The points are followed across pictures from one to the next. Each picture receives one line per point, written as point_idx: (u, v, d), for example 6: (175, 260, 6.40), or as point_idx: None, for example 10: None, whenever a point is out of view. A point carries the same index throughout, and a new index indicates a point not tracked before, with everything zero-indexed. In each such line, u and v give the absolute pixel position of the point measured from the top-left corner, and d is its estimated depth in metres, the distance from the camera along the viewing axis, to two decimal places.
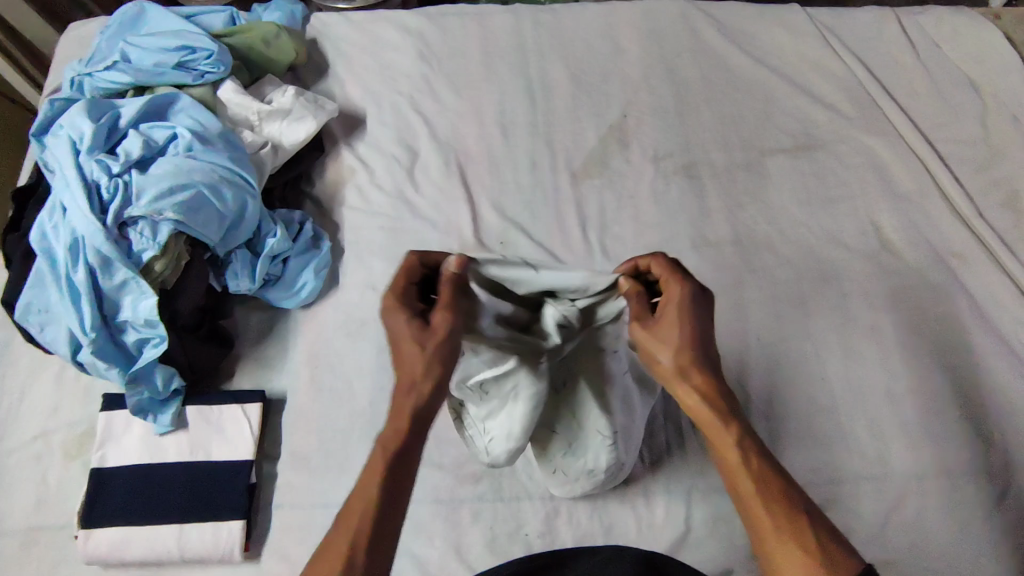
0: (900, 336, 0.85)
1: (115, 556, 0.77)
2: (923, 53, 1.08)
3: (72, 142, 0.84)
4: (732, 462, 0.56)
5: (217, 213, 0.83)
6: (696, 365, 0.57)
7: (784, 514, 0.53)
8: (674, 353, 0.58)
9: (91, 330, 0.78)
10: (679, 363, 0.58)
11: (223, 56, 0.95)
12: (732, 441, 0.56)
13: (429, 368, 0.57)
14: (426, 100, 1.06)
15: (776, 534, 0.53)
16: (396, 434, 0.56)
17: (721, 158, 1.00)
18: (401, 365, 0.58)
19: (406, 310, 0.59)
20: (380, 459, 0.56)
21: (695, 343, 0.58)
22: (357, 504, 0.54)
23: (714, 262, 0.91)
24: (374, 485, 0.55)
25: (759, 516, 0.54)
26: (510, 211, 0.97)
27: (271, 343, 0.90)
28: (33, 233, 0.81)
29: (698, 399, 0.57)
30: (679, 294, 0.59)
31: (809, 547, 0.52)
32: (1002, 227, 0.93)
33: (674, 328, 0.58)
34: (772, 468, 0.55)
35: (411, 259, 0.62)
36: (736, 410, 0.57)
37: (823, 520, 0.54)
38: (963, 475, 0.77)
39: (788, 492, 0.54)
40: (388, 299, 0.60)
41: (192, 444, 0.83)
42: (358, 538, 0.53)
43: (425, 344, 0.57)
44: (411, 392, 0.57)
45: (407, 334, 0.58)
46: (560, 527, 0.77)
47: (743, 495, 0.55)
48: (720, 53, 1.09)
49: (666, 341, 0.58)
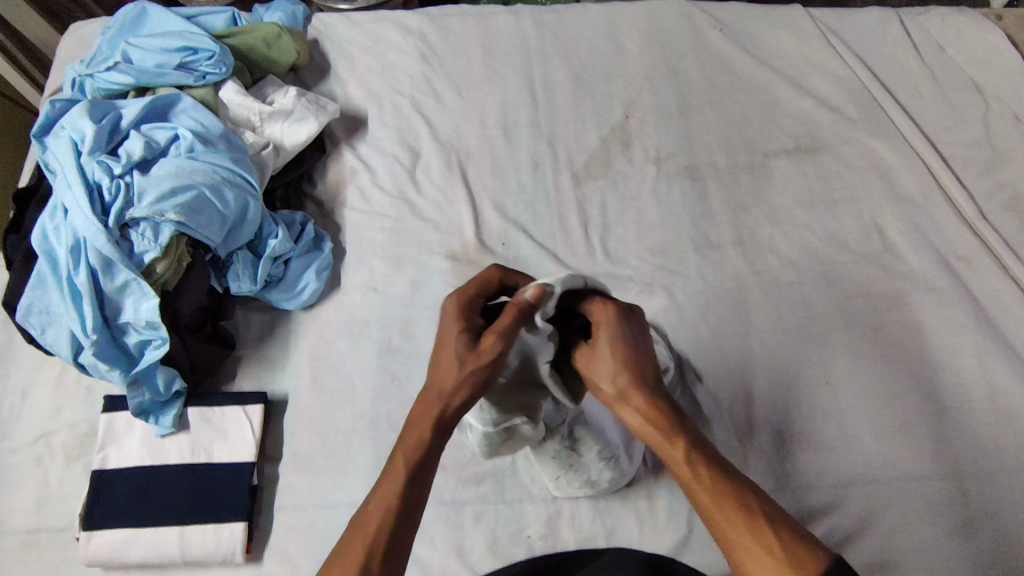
0: (903, 338, 0.85)
1: (117, 557, 0.77)
2: (925, 54, 1.07)
3: (74, 144, 0.83)
4: (685, 478, 0.55)
5: (219, 214, 0.83)
6: (634, 384, 0.57)
7: (744, 523, 0.52)
8: (612, 377, 0.58)
9: (93, 331, 0.78)
10: (620, 386, 0.58)
11: (225, 57, 0.95)
12: (681, 457, 0.55)
13: (462, 382, 0.55)
14: (427, 101, 1.06)
15: (744, 548, 0.52)
16: (419, 443, 0.56)
17: (724, 159, 1.00)
18: (436, 371, 0.57)
19: (462, 321, 0.58)
20: (400, 465, 0.55)
21: (628, 362, 0.58)
22: (376, 513, 0.54)
23: (716, 264, 0.91)
24: (393, 493, 0.55)
25: (725, 532, 0.53)
26: (512, 212, 0.97)
27: (273, 345, 0.90)
28: (35, 235, 0.81)
29: (643, 419, 0.57)
30: (603, 318, 0.59)
31: (773, 550, 0.51)
32: (1005, 228, 0.93)
33: (605, 353, 0.58)
34: (727, 478, 0.54)
35: (491, 273, 0.61)
36: (682, 423, 0.56)
37: (788, 521, 0.53)
38: (965, 477, 0.76)
39: (745, 500, 0.53)
40: (452, 303, 0.59)
41: (193, 445, 0.83)
42: (374, 546, 0.53)
43: (465, 361, 0.55)
44: (439, 401, 0.56)
45: (453, 344, 0.57)
46: (562, 530, 0.77)
47: (704, 512, 0.54)
48: (723, 53, 1.08)
49: (600, 368, 0.58)
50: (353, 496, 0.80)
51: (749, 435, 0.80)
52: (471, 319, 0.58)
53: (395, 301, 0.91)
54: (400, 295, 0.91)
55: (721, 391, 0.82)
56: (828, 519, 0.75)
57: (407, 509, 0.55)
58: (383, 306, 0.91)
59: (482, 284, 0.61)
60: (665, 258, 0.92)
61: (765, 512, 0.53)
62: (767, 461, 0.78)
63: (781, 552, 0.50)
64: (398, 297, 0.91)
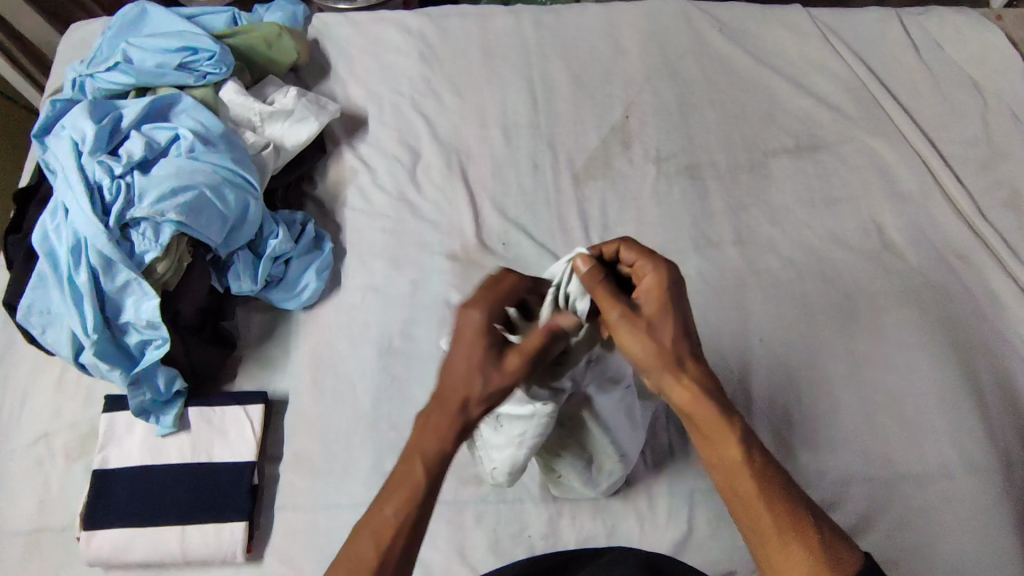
0: (902, 337, 0.85)
1: (118, 557, 0.77)
2: (925, 53, 1.07)
3: (74, 144, 0.83)
4: (733, 460, 0.55)
5: (219, 214, 0.83)
6: (692, 357, 0.57)
7: (787, 513, 0.53)
8: (672, 342, 0.57)
9: (94, 331, 0.78)
10: (677, 352, 0.57)
11: (225, 57, 0.95)
12: (733, 438, 0.55)
13: (486, 401, 0.55)
14: (427, 101, 1.06)
15: (778, 538, 0.53)
16: (439, 450, 0.55)
17: (724, 159, 1.00)
18: (456, 384, 0.55)
19: (487, 335, 0.56)
20: (416, 469, 0.55)
21: (686, 330, 0.58)
22: (390, 517, 0.54)
23: (716, 264, 0.91)
24: (410, 498, 0.54)
25: (763, 519, 0.53)
26: (512, 212, 0.97)
27: (273, 344, 0.90)
28: (35, 235, 0.81)
29: (694, 392, 0.56)
30: (657, 281, 0.58)
31: (812, 547, 0.52)
32: (1004, 227, 0.93)
33: (664, 317, 0.57)
34: (772, 465, 0.55)
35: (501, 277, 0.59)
36: (734, 406, 0.56)
37: (827, 520, 0.54)
38: (964, 476, 0.77)
39: (790, 491, 0.54)
40: (474, 315, 0.56)
41: (194, 445, 0.83)
42: (389, 549, 0.53)
43: (491, 379, 0.55)
44: (460, 411, 0.55)
45: (476, 356, 0.55)
46: (563, 529, 0.77)
47: (745, 495, 0.54)
48: (722, 53, 1.08)
49: (660, 330, 0.57)
50: (354, 496, 0.80)
51: None
52: (494, 329, 0.57)
53: (395, 301, 0.91)
54: (400, 295, 0.91)
55: None
56: None
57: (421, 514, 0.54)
58: (383, 306, 0.91)
59: (506, 288, 0.59)
60: (664, 258, 0.92)
61: (807, 505, 0.54)
62: None
63: (819, 544, 0.52)
64: (398, 297, 0.91)
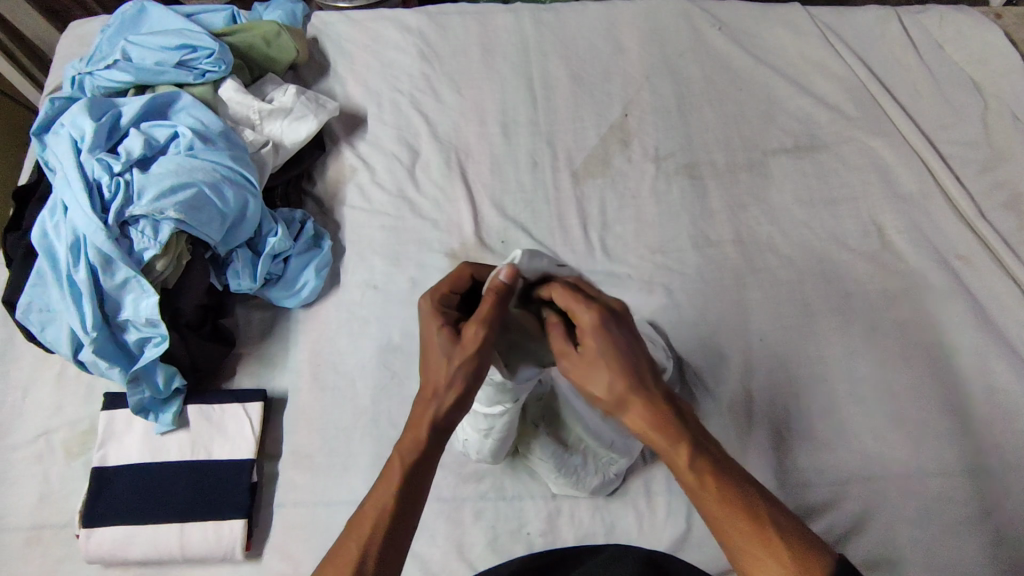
0: (900, 336, 0.85)
1: (117, 554, 0.77)
2: (924, 53, 1.07)
3: (74, 142, 0.84)
4: (692, 484, 0.55)
5: (218, 212, 0.83)
6: (635, 390, 0.56)
7: (753, 532, 0.53)
8: (608, 387, 0.56)
9: (93, 329, 0.78)
10: (618, 395, 0.56)
11: (225, 55, 0.95)
12: (685, 462, 0.55)
13: (454, 377, 0.56)
14: (427, 99, 1.06)
15: (752, 555, 0.52)
16: (416, 442, 0.56)
17: (724, 158, 1.00)
18: (427, 370, 0.57)
19: (441, 316, 0.58)
20: (396, 465, 0.56)
21: (625, 367, 0.56)
22: (370, 513, 0.55)
23: (715, 262, 0.91)
24: (390, 492, 0.55)
25: (731, 536, 0.53)
26: (511, 210, 0.97)
27: (273, 342, 0.90)
28: (35, 233, 0.81)
29: (645, 425, 0.56)
30: (590, 325, 0.57)
31: (783, 560, 0.51)
32: (1003, 227, 0.93)
33: (596, 361, 0.57)
34: (733, 482, 0.54)
35: (461, 269, 0.63)
36: (685, 428, 0.55)
37: (800, 531, 0.53)
38: (961, 475, 0.77)
39: (753, 506, 0.54)
40: (427, 302, 0.60)
41: (194, 443, 0.83)
42: (367, 545, 0.53)
43: (453, 353, 0.56)
44: (434, 398, 0.56)
45: (435, 339, 0.57)
46: (561, 526, 0.77)
47: (713, 519, 0.54)
48: (722, 52, 1.08)
49: (594, 378, 0.57)
50: (353, 494, 0.80)
51: (748, 432, 0.80)
52: (449, 313, 0.59)
53: (394, 299, 0.91)
54: (399, 294, 0.91)
55: (719, 388, 0.83)
56: (826, 518, 0.75)
57: (402, 511, 0.55)
58: (383, 305, 0.91)
59: (454, 281, 0.62)
60: (664, 256, 0.92)
61: (772, 517, 0.53)
62: (765, 459, 0.79)
63: (789, 558, 0.51)
64: (397, 295, 0.91)
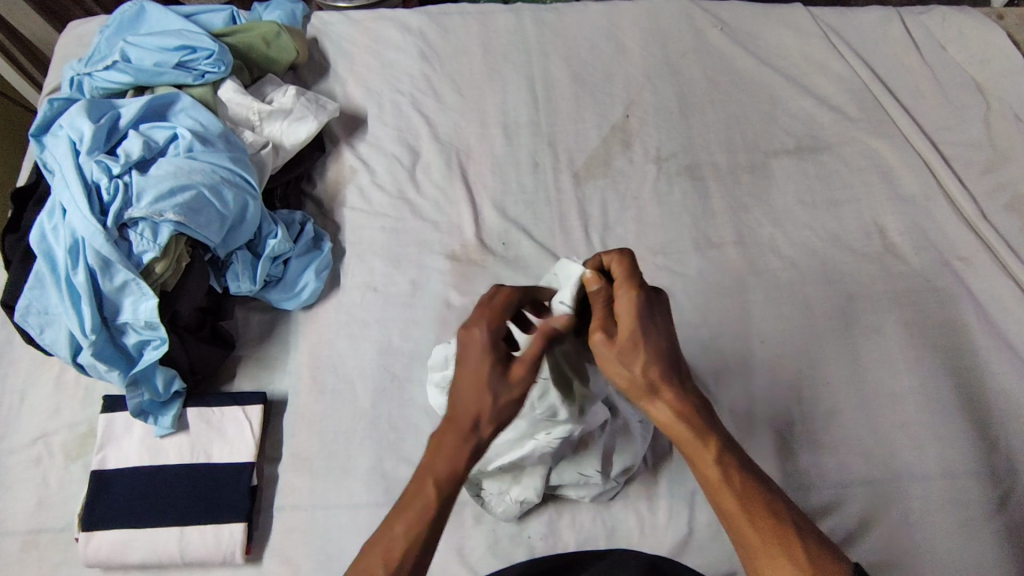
0: (902, 337, 0.85)
1: (115, 558, 0.77)
2: (927, 54, 1.07)
3: (72, 143, 0.83)
4: (714, 479, 0.54)
5: (217, 214, 0.83)
6: (665, 378, 0.56)
7: (770, 529, 0.52)
8: (644, 370, 0.55)
9: (91, 332, 0.78)
10: (648, 379, 0.56)
11: (224, 56, 0.95)
12: (713, 457, 0.54)
13: (498, 414, 0.56)
14: (428, 100, 1.06)
15: (765, 551, 0.52)
16: (452, 474, 0.55)
17: (725, 159, 0.99)
18: (468, 404, 0.55)
19: (495, 354, 0.56)
20: (431, 491, 0.54)
21: (661, 354, 0.56)
22: (399, 540, 0.53)
23: (717, 264, 0.91)
24: (425, 518, 0.54)
25: (748, 533, 0.53)
26: (512, 211, 0.96)
27: (272, 343, 0.90)
28: (32, 234, 0.80)
29: (672, 413, 0.56)
30: (629, 306, 0.56)
31: (798, 559, 0.51)
32: (1005, 228, 0.93)
33: (637, 346, 0.56)
34: (756, 480, 0.54)
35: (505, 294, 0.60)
36: (713, 425, 0.55)
37: (813, 531, 0.53)
38: (964, 477, 0.76)
39: (774, 505, 0.53)
40: (478, 335, 0.56)
41: (192, 445, 0.83)
42: (399, 564, 0.53)
43: (505, 395, 0.56)
44: (475, 434, 0.55)
45: (485, 371, 0.55)
46: (562, 530, 0.77)
47: (730, 515, 0.54)
48: (723, 53, 1.08)
49: (633, 357, 0.56)
50: (353, 497, 0.79)
51: (748, 435, 0.80)
52: (500, 350, 0.57)
53: (394, 300, 0.91)
54: (399, 295, 0.91)
55: (720, 390, 0.82)
56: (827, 520, 0.75)
57: (433, 537, 0.54)
58: (383, 306, 0.90)
59: (505, 303, 0.59)
60: (665, 257, 0.92)
61: (793, 519, 0.52)
62: (767, 462, 0.78)
63: (804, 559, 0.50)
64: (397, 297, 0.91)
